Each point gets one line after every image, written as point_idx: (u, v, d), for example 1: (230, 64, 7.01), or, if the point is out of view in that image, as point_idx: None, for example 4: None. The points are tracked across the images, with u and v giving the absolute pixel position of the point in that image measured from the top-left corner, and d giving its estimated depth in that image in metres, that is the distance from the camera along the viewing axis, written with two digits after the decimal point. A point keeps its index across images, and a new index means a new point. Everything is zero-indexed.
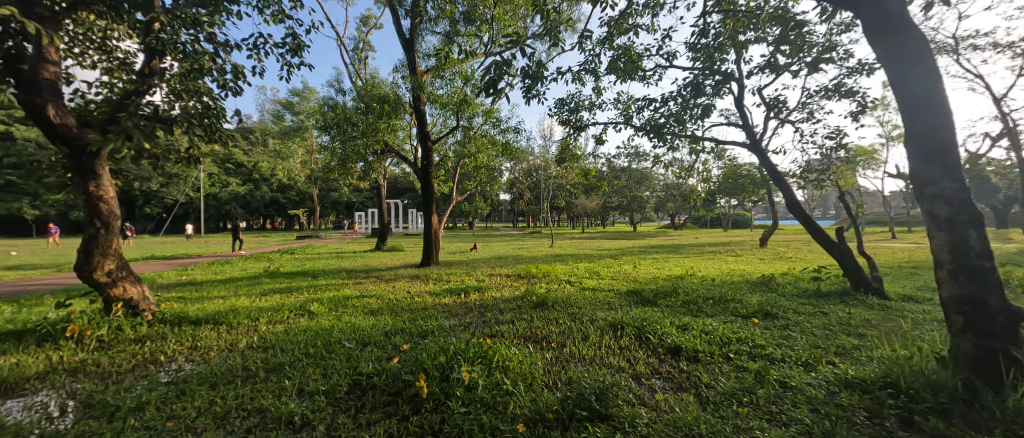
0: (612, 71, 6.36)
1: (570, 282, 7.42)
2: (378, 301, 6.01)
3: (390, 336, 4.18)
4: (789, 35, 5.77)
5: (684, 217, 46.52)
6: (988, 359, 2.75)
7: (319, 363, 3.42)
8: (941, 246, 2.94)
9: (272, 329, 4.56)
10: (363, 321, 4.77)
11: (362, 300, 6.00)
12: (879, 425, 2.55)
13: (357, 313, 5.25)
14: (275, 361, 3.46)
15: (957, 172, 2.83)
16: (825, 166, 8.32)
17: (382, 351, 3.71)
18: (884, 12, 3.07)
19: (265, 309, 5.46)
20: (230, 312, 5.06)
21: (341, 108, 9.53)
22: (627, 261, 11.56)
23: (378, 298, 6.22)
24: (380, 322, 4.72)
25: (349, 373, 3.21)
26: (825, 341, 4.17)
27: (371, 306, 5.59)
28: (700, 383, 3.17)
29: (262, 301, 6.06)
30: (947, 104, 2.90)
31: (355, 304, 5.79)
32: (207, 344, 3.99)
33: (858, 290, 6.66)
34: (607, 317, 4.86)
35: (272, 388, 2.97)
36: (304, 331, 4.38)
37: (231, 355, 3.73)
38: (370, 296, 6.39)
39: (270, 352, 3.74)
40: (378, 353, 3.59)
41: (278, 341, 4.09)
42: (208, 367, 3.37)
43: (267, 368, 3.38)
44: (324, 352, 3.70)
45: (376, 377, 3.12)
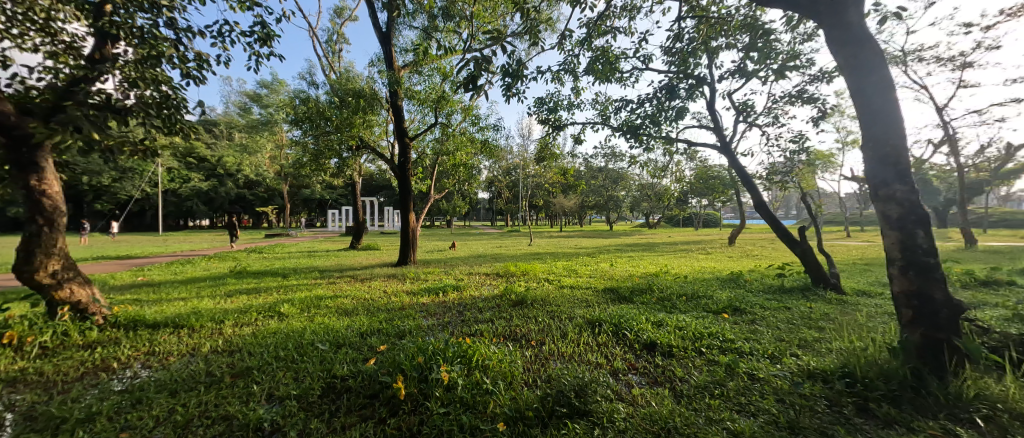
0: (591, 72, 6.45)
1: (549, 280, 7.46)
2: (352, 301, 5.85)
3: (365, 337, 4.07)
4: (757, 42, 6.04)
5: (660, 217, 47.61)
6: (933, 350, 2.95)
7: (291, 366, 3.29)
8: (891, 245, 3.15)
9: (239, 331, 4.36)
10: (337, 322, 4.63)
11: (336, 301, 5.83)
12: (839, 413, 2.69)
13: (331, 313, 5.09)
14: (242, 366, 3.30)
15: (908, 175, 3.03)
16: (788, 168, 8.75)
17: (358, 352, 3.62)
18: (845, 23, 3.25)
19: (230, 311, 5.21)
20: (192, 315, 4.79)
21: (313, 102, 9.19)
22: (604, 259, 11.74)
23: (353, 298, 6.04)
24: (355, 322, 4.60)
25: (322, 376, 3.10)
26: (789, 334, 4.37)
27: (346, 306, 5.43)
28: (675, 377, 3.26)
29: (227, 303, 5.77)
30: (899, 112, 3.10)
31: (329, 304, 5.61)
32: (166, 349, 3.76)
33: (817, 285, 7.03)
34: (585, 314, 4.92)
35: (239, 394, 2.83)
36: (274, 333, 4.21)
37: (193, 360, 3.54)
38: (345, 296, 6.21)
39: (237, 356, 3.57)
40: (354, 354, 3.50)
41: (247, 343, 3.91)
42: (167, 374, 3.18)
43: (234, 372, 3.22)
44: (295, 355, 3.57)
45: (351, 380, 3.02)
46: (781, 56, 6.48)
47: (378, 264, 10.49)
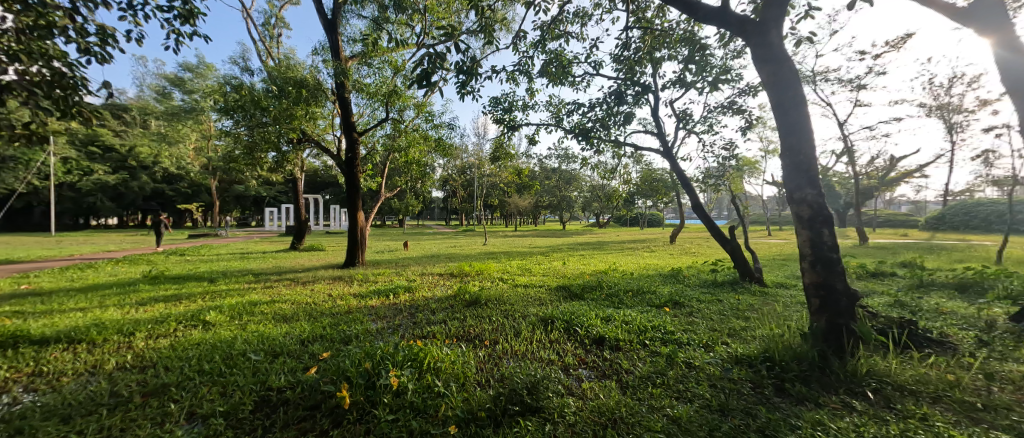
0: (545, 75, 6.63)
1: (502, 280, 7.54)
2: (292, 306, 5.54)
3: (306, 344, 3.89)
4: (695, 55, 6.56)
5: (609, 217, 49.68)
6: (835, 334, 3.42)
7: (217, 380, 3.07)
8: (803, 243, 3.60)
9: (153, 344, 3.96)
10: (274, 329, 4.38)
11: (273, 306, 5.47)
12: (760, 394, 3.04)
13: (266, 320, 4.79)
14: (157, 383, 3.02)
15: (817, 181, 3.48)
16: (721, 173, 9.58)
17: (298, 361, 3.45)
18: (767, 44, 3.68)
19: (144, 321, 4.71)
20: (93, 328, 4.28)
21: (246, 89, 8.48)
22: (556, 258, 12.06)
23: (293, 303, 5.71)
24: (295, 329, 4.37)
25: (256, 389, 2.93)
26: (721, 324, 4.81)
27: (285, 312, 5.12)
28: (621, 370, 3.47)
29: (140, 313, 5.21)
30: (810, 126, 3.55)
31: (266, 310, 5.26)
32: (58, 369, 3.33)
33: (744, 279, 7.77)
34: (538, 312, 5.06)
35: (152, 415, 2.60)
36: (196, 345, 3.89)
37: (94, 379, 3.18)
38: (285, 301, 5.85)
39: (151, 372, 3.26)
40: (293, 364, 3.34)
41: (161, 358, 3.56)
42: (59, 397, 2.83)
43: (145, 391, 2.93)
44: (223, 367, 3.33)
45: (289, 391, 2.88)
46: (715, 70, 7.10)
47: (323, 266, 9.99)
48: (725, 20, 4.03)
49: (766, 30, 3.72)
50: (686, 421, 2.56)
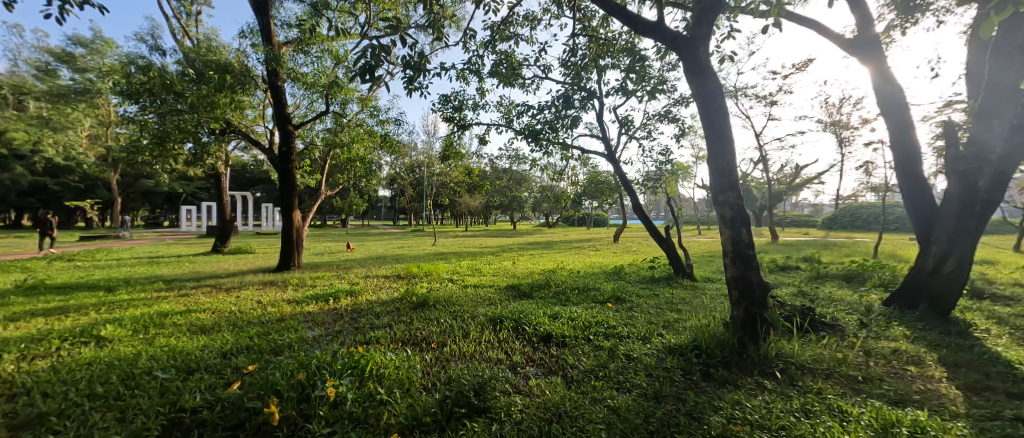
0: (495, 75, 6.70)
1: (452, 281, 7.49)
2: (212, 316, 5.09)
3: (229, 358, 3.61)
4: (635, 66, 6.99)
5: (558, 217, 50.96)
6: (751, 322, 3.86)
7: (115, 404, 2.73)
8: (726, 241, 4.01)
9: (28, 367, 3.44)
10: (189, 342, 4.00)
11: (188, 317, 4.99)
12: (689, 379, 3.34)
13: (180, 333, 4.36)
14: (33, 412, 2.63)
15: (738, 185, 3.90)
16: (659, 176, 10.29)
17: (218, 376, 3.19)
18: (696, 59, 4.08)
19: (18, 341, 4.07)
20: None
21: (156, 70, 7.53)
22: (506, 257, 12.20)
23: (215, 312, 5.24)
24: (214, 341, 4.03)
25: (165, 411, 2.66)
26: (657, 317, 5.20)
27: (203, 323, 4.68)
28: (566, 365, 3.62)
29: (14, 330, 4.48)
30: (732, 135, 3.98)
31: (179, 322, 4.78)
32: None
33: (678, 275, 8.40)
34: (488, 312, 5.11)
35: None
36: (87, 365, 3.45)
37: None
38: (202, 311, 5.34)
39: (24, 400, 2.84)
40: (211, 380, 3.07)
41: (38, 383, 3.11)
42: None
43: (16, 422, 2.54)
44: (122, 388, 2.98)
45: (208, 410, 2.65)
46: (654, 80, 7.63)
47: (252, 270, 9.25)
48: (661, 34, 4.37)
49: (695, 46, 4.11)
50: (624, 410, 2.75)
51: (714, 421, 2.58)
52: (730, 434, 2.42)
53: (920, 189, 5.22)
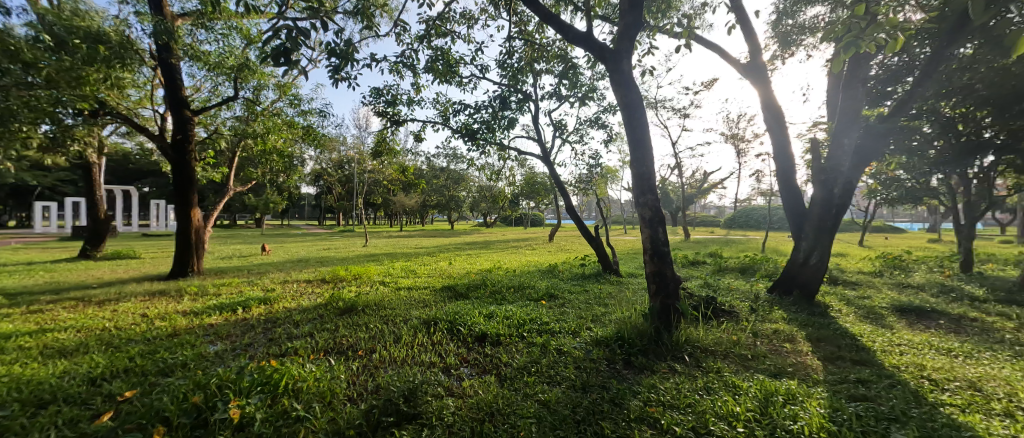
0: (430, 71, 6.55)
1: (384, 283, 7.21)
2: (79, 335, 4.31)
3: (101, 384, 3.08)
4: (568, 72, 7.31)
5: (494, 216, 51.43)
6: (666, 313, 4.25)
7: None
8: (645, 240, 4.37)
9: None
10: (42, 369, 3.34)
11: (43, 338, 4.17)
12: (613, 369, 3.58)
13: (30, 358, 3.62)
14: None
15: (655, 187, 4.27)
16: (590, 178, 10.87)
17: (83, 407, 2.70)
18: (620, 71, 4.40)
19: None
20: None
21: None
22: (442, 258, 12.03)
23: (83, 331, 4.43)
24: (80, 365, 3.42)
25: None
26: (586, 312, 5.50)
27: (63, 345, 3.94)
28: (500, 363, 3.68)
29: None
30: (650, 143, 4.35)
31: (28, 345, 3.97)
32: None
33: (606, 272, 8.94)
34: (421, 314, 4.99)
35: None
36: None
37: None
38: (64, 329, 4.50)
39: None
40: (74, 412, 2.59)
41: None
42: None
43: None
44: None
45: None
46: (585, 87, 8.04)
47: (136, 279, 8.01)
48: (589, 45, 4.63)
49: (618, 59, 4.42)
50: (554, 403, 2.86)
51: (633, 405, 2.80)
52: (647, 416, 2.64)
53: (795, 194, 6.17)
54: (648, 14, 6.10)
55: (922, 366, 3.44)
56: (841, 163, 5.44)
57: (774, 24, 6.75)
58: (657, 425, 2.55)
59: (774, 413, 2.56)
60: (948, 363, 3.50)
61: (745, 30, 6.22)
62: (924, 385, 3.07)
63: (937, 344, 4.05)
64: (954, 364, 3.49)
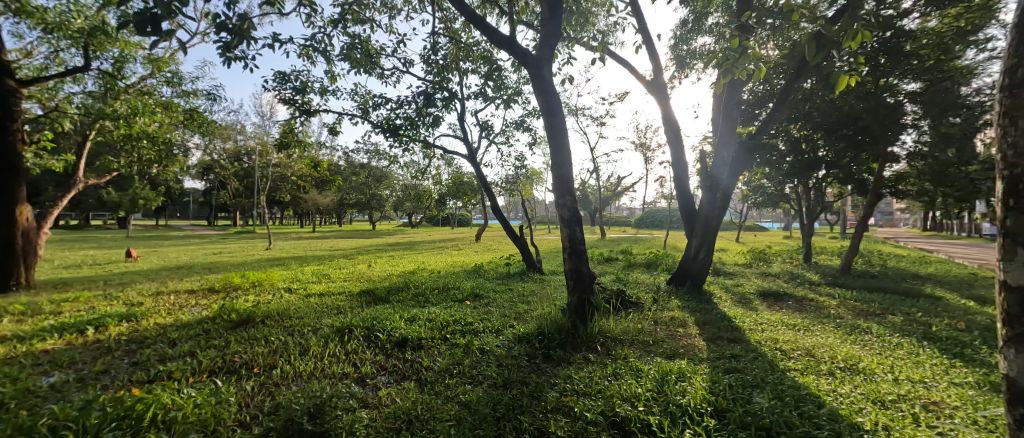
0: (346, 60, 6.10)
1: (291, 291, 6.52)
2: None
3: None
4: (493, 73, 7.36)
5: (419, 216, 49.86)
6: (583, 307, 4.49)
7: None
8: (564, 239, 4.58)
9: None
10: None
11: None
12: (534, 363, 3.66)
13: None
14: None
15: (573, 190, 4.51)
16: (515, 179, 11.10)
17: None
18: (541, 77, 4.55)
19: None
20: None
21: None
22: (360, 260, 11.30)
23: None
24: None
25: None
26: (509, 310, 5.57)
27: None
28: (421, 368, 3.53)
29: None
30: (569, 147, 4.57)
31: None
32: None
33: (530, 270, 9.18)
34: (334, 322, 4.60)
35: None
36: None
37: None
38: None
39: None
40: None
41: None
42: None
43: None
44: None
45: None
46: (510, 90, 8.18)
47: None
48: (512, 49, 4.71)
49: (539, 66, 4.57)
50: (476, 404, 2.80)
51: (550, 397, 2.88)
52: (563, 406, 2.75)
53: (688, 197, 6.99)
54: (569, 26, 6.40)
55: (776, 340, 4.14)
56: (723, 171, 6.30)
57: (672, 48, 7.55)
58: (571, 413, 2.66)
59: (667, 390, 2.85)
60: (793, 336, 4.27)
61: (650, 49, 6.86)
62: (778, 355, 3.69)
63: (787, 321, 4.91)
64: (797, 336, 4.27)
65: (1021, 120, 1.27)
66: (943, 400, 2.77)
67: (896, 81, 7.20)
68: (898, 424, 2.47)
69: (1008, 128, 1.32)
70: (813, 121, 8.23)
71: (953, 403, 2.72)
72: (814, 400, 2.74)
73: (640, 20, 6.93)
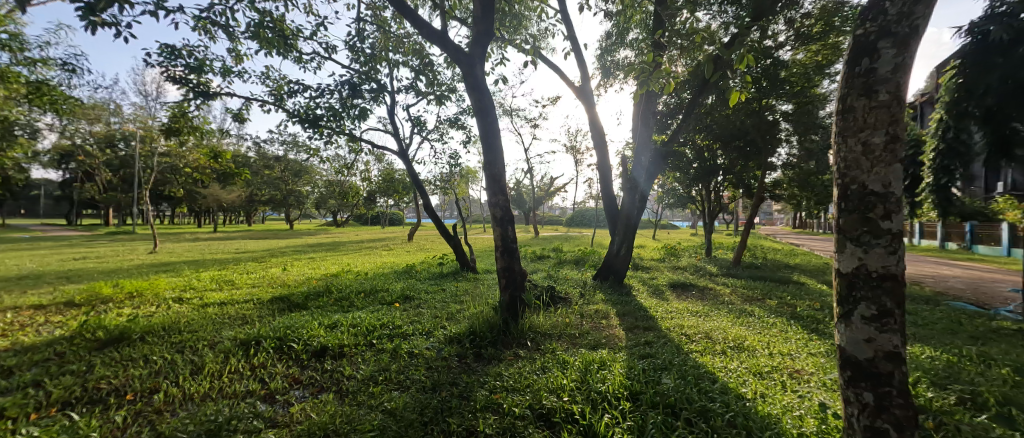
0: (254, 39, 5.46)
1: (183, 301, 5.67)
2: None
3: None
4: (424, 68, 7.14)
5: (345, 215, 46.70)
6: (514, 305, 4.56)
7: None
8: (496, 237, 4.61)
9: None
10: None
11: None
12: (464, 363, 3.60)
13: None
14: None
15: (505, 190, 4.55)
16: (449, 178, 10.91)
17: None
18: (473, 75, 4.52)
19: None
20: None
21: None
22: (274, 264, 10.25)
23: None
24: None
25: None
26: (441, 310, 5.45)
27: None
28: (342, 377, 3.24)
29: None
30: (501, 147, 4.60)
31: None
32: None
33: (464, 269, 9.08)
34: (237, 334, 4.08)
35: None
36: None
37: None
38: None
39: None
40: None
41: None
42: None
43: None
44: None
45: None
46: (443, 86, 8.01)
47: None
48: (444, 44, 4.61)
49: (471, 64, 4.53)
50: (402, 411, 2.63)
51: (479, 396, 2.85)
52: (491, 403, 2.74)
53: (612, 198, 7.44)
54: (502, 27, 6.45)
55: (682, 326, 4.60)
56: (641, 174, 6.82)
57: (599, 58, 7.98)
58: (499, 410, 2.67)
59: (589, 378, 3.00)
60: (695, 321, 4.78)
61: (578, 57, 7.19)
62: (684, 339, 4.10)
63: (692, 309, 5.48)
64: (698, 321, 4.79)
65: (847, 138, 1.49)
66: (803, 368, 3.31)
67: (774, 102, 8.44)
68: (772, 391, 2.89)
69: (843, 142, 1.51)
70: (714, 132, 9.29)
71: (813, 370, 3.26)
72: (710, 376, 3.10)
73: (569, 28, 7.22)
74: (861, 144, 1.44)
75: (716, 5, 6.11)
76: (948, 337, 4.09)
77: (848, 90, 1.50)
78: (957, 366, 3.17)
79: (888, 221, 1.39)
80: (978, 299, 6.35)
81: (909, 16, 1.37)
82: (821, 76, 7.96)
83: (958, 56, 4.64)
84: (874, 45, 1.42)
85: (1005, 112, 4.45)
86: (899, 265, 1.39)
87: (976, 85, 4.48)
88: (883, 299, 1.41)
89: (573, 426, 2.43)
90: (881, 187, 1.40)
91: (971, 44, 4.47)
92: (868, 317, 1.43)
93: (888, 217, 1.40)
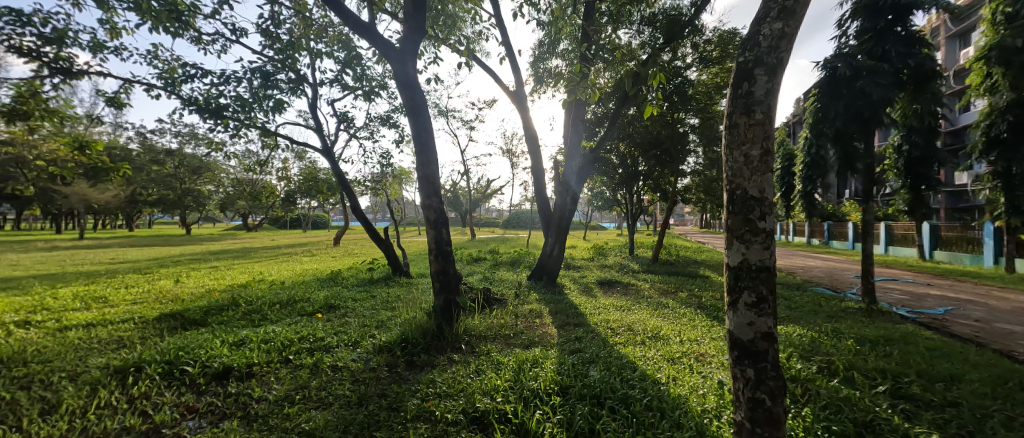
0: (135, 11, 4.69)
1: (32, 326, 4.66)
2: None
3: None
4: (352, 61, 6.75)
5: (257, 217, 42.19)
6: (448, 309, 4.49)
7: None
8: (430, 240, 4.51)
9: None
10: None
11: None
12: (395, 372, 3.45)
13: None
14: None
15: (439, 192, 4.48)
16: (380, 178, 10.45)
17: None
18: (405, 73, 4.40)
19: None
20: None
21: None
22: (165, 276, 8.87)
23: None
24: None
25: None
26: (370, 319, 5.18)
27: None
28: (249, 401, 2.91)
29: None
30: (434, 150, 4.53)
31: None
32: None
33: (396, 274, 8.69)
34: (113, 361, 3.46)
35: None
36: None
37: None
38: None
39: None
40: None
41: None
42: None
43: None
44: None
45: None
46: (372, 81, 7.64)
47: None
48: (372, 37, 4.40)
49: (401, 61, 4.39)
50: (322, 432, 2.43)
51: (410, 405, 2.75)
52: (423, 412, 2.67)
53: (545, 200, 7.67)
54: (434, 26, 6.30)
55: (607, 320, 4.92)
56: (571, 177, 7.12)
57: (533, 64, 8.21)
58: (431, 418, 2.61)
59: (522, 376, 3.07)
60: (619, 315, 5.13)
61: (512, 63, 7.33)
62: (609, 333, 4.38)
63: (616, 304, 5.90)
64: (622, 315, 5.17)
65: (734, 151, 1.70)
66: (708, 353, 3.70)
67: (683, 116, 9.42)
68: (681, 374, 3.21)
69: (729, 154, 1.74)
70: (635, 141, 10.10)
71: (714, 353, 3.69)
72: (631, 365, 3.36)
73: (503, 33, 7.32)
74: (743, 156, 1.67)
75: (634, 24, 6.66)
76: (813, 317, 4.89)
77: (733, 108, 1.74)
78: (818, 340, 3.81)
79: (763, 221, 1.64)
80: (834, 285, 7.71)
81: (776, 49, 1.62)
82: (719, 96, 9.07)
83: (817, 86, 5.61)
84: (752, 72, 1.66)
85: (850, 132, 5.42)
86: (771, 259, 1.63)
87: (830, 110, 5.43)
88: (761, 287, 1.64)
89: (505, 426, 2.45)
90: (757, 193, 1.64)
91: (826, 76, 5.44)
92: (749, 304, 1.67)
93: (762, 218, 1.65)
